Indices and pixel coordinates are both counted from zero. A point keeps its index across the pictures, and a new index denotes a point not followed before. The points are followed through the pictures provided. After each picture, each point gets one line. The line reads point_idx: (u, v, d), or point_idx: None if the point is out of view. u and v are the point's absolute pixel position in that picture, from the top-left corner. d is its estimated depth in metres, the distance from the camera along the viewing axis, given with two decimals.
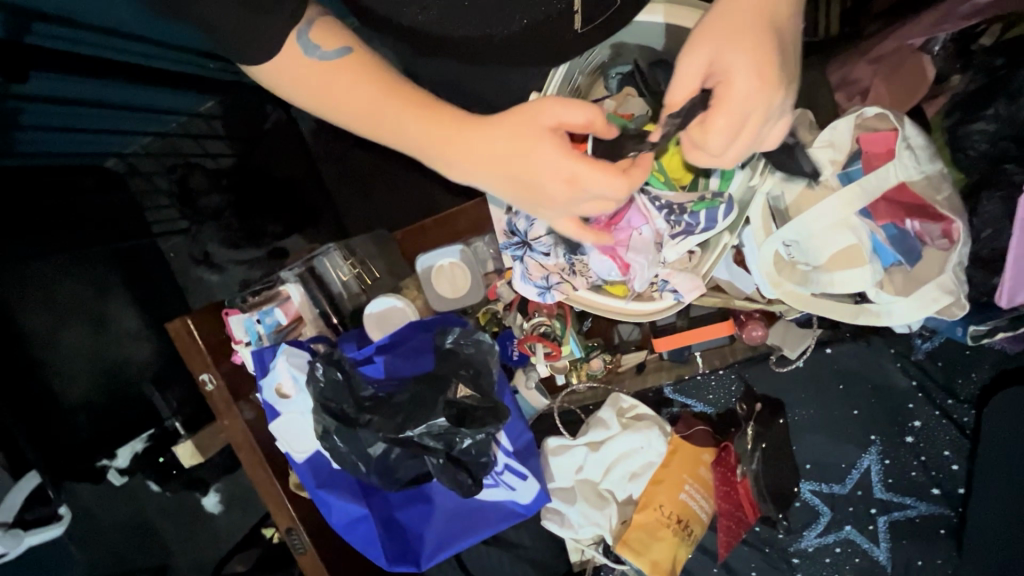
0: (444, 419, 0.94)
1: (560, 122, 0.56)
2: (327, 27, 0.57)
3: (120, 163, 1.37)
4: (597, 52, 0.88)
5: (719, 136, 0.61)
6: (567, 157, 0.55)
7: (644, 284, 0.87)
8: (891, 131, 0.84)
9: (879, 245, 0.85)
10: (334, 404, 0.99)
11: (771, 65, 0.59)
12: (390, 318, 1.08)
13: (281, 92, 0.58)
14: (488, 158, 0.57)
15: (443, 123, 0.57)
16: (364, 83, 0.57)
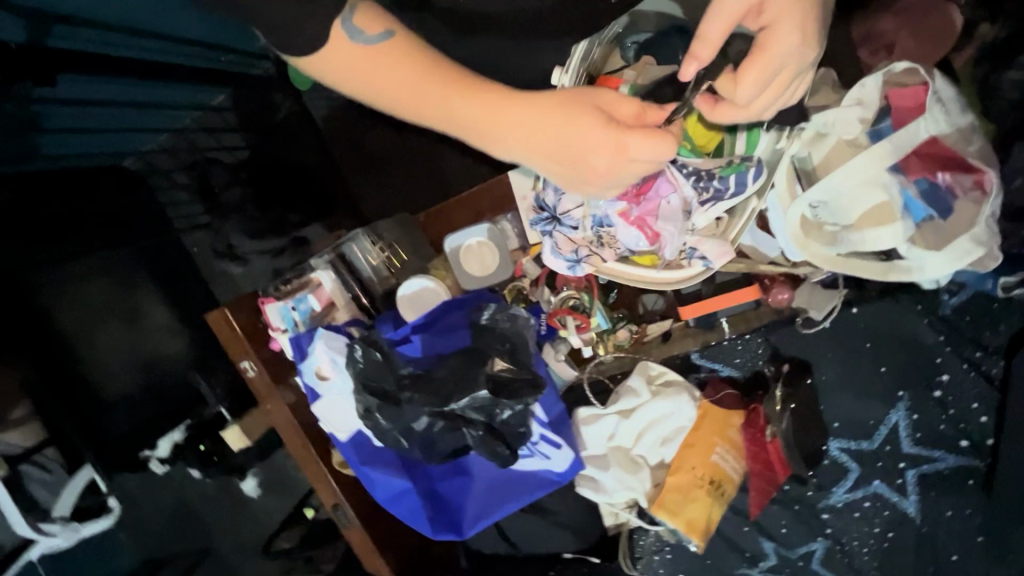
0: (485, 391, 1.00)
1: (606, 102, 0.62)
2: (366, 11, 0.57)
3: (138, 161, 1.39)
4: (614, 23, 0.86)
5: (752, 87, 0.63)
6: (620, 130, 0.60)
7: (675, 252, 0.89)
8: (921, 86, 0.85)
9: (911, 200, 0.85)
10: (376, 383, 1.04)
11: (807, 19, 0.61)
12: (423, 298, 1.11)
13: (326, 78, 0.59)
14: (537, 135, 0.61)
15: (489, 101, 0.60)
16: (411, 66, 0.58)
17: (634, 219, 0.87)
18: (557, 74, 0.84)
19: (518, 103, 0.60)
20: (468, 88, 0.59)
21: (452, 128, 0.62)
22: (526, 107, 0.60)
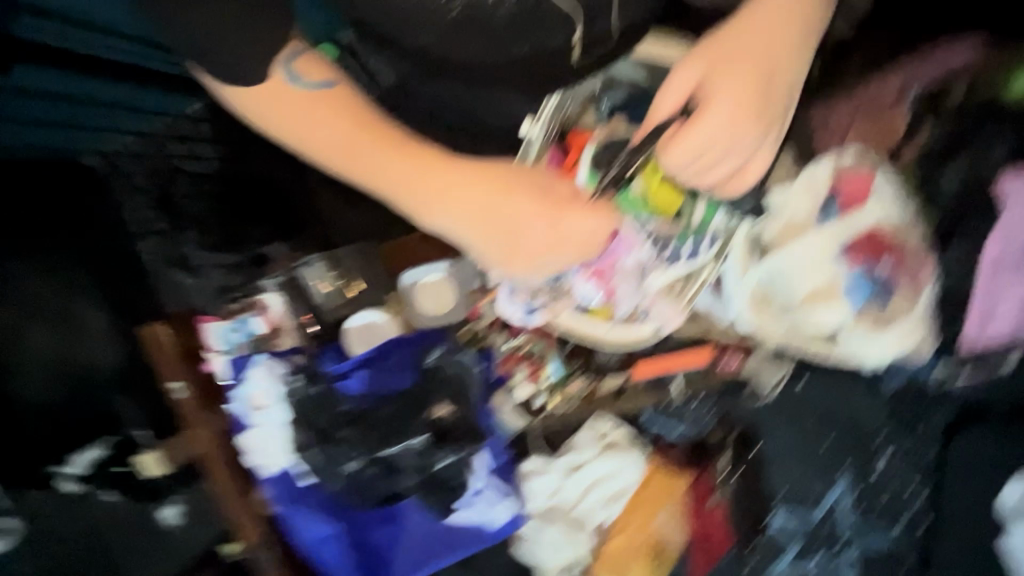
0: (420, 439, 1.05)
1: (541, 183, 0.79)
2: (312, 65, 0.74)
3: (104, 162, 1.41)
4: (589, 81, 0.86)
5: (686, 153, 0.76)
6: (539, 204, 0.77)
7: (628, 310, 0.90)
8: (864, 177, 0.90)
9: (855, 284, 0.89)
10: (313, 419, 1.02)
11: (746, 107, 0.76)
12: (370, 333, 1.11)
13: (271, 128, 0.73)
14: (479, 204, 0.77)
15: (438, 172, 0.76)
16: (364, 134, 0.74)
17: (590, 272, 0.88)
18: (527, 125, 0.86)
19: (463, 177, 0.77)
20: (422, 160, 0.76)
21: (400, 191, 0.77)
22: (470, 180, 0.77)
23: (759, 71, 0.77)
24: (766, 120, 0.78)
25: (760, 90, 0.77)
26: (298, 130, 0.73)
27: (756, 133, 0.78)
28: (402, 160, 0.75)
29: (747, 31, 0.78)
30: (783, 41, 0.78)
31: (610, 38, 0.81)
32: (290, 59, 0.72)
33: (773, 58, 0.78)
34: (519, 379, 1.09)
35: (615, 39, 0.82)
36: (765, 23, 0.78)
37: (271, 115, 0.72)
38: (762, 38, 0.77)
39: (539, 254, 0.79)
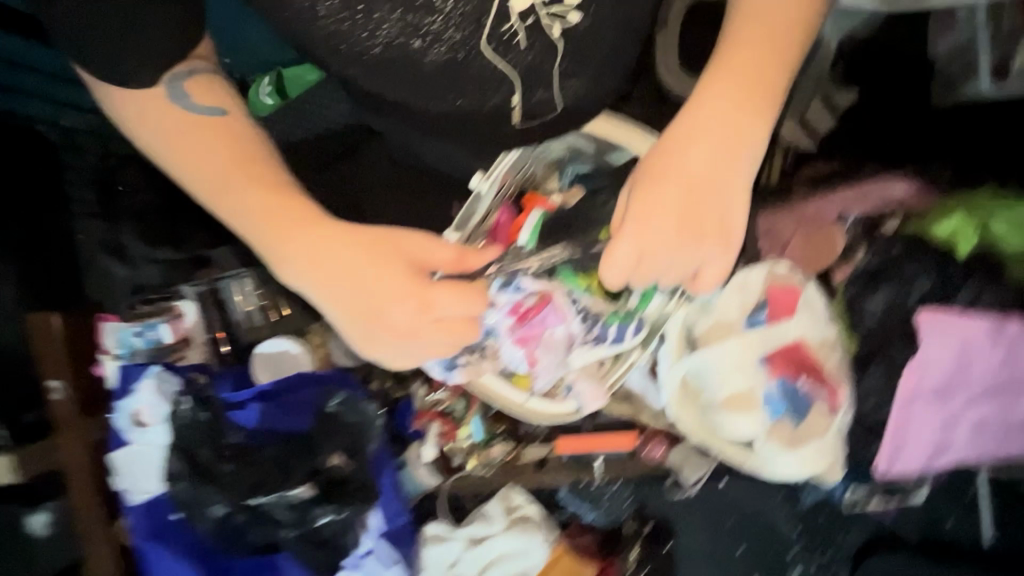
0: (303, 490, 0.87)
1: (421, 254, 0.69)
2: (207, 87, 0.69)
3: (52, 129, 1.19)
4: (554, 147, 0.86)
5: (618, 262, 0.68)
6: (415, 281, 0.68)
7: (548, 384, 0.87)
8: (794, 287, 0.86)
9: (771, 398, 0.85)
10: (191, 447, 0.89)
11: (682, 220, 0.66)
12: (282, 364, 0.96)
13: (146, 141, 0.68)
14: (338, 263, 0.67)
15: (300, 220, 0.67)
16: (239, 168, 0.67)
17: (514, 339, 0.85)
18: (477, 178, 0.82)
19: (328, 230, 0.67)
20: (288, 204, 0.67)
21: (255, 232, 0.68)
22: (335, 236, 0.67)
23: (702, 179, 0.65)
24: (714, 229, 0.67)
25: (707, 198, 0.66)
26: (165, 145, 0.67)
27: (704, 244, 0.67)
28: (263, 200, 0.67)
29: (698, 126, 0.66)
30: (738, 139, 0.65)
31: (553, 109, 0.65)
32: (177, 74, 0.67)
33: (726, 158, 0.66)
34: (433, 435, 1.06)
35: (559, 109, 0.65)
36: (720, 116, 0.65)
37: (139, 126, 0.67)
38: (713, 136, 0.65)
39: (400, 334, 0.69)
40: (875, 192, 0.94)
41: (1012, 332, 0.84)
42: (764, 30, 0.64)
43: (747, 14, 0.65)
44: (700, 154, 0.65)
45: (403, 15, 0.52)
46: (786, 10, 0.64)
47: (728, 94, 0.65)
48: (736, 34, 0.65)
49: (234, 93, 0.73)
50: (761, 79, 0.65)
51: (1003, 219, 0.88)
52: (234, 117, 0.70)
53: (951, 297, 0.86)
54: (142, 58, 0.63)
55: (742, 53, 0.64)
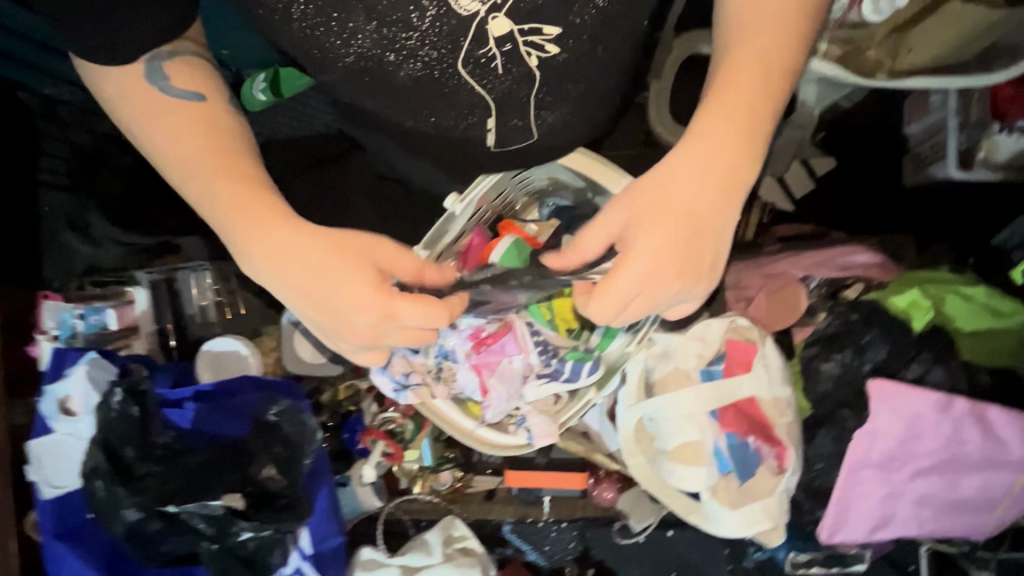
0: (221, 503, 0.81)
1: (384, 262, 0.65)
2: (187, 69, 0.64)
3: (32, 97, 1.15)
4: (534, 178, 0.88)
5: (607, 303, 0.60)
6: (382, 292, 0.63)
7: (500, 415, 0.85)
8: (752, 343, 0.85)
9: (718, 453, 0.83)
10: (117, 442, 0.82)
11: (671, 255, 0.59)
12: (228, 363, 0.97)
13: (119, 115, 0.63)
14: (300, 263, 0.62)
15: (269, 214, 0.62)
16: (211, 154, 0.62)
17: (470, 365, 0.84)
18: (452, 199, 0.82)
19: (294, 225, 0.62)
20: (255, 196, 0.62)
21: (221, 222, 0.63)
22: (300, 233, 0.62)
23: (695, 213, 0.58)
24: (711, 270, 0.61)
25: (708, 238, 0.59)
26: (138, 124, 0.62)
27: (699, 286, 0.61)
28: (230, 190, 0.62)
29: (698, 159, 0.58)
30: (738, 172, 0.58)
31: (530, 135, 0.67)
32: (159, 54, 0.63)
33: (727, 194, 0.59)
34: (377, 456, 1.01)
35: (536, 135, 0.67)
36: (722, 147, 0.58)
37: (114, 100, 0.63)
38: (715, 169, 0.58)
39: (362, 338, 0.65)
40: (836, 257, 0.97)
41: (962, 406, 0.78)
42: (769, 50, 0.56)
43: (749, 28, 0.57)
44: (701, 190, 0.58)
45: (377, 29, 0.51)
46: (791, 27, 0.56)
47: (733, 122, 0.57)
48: (740, 52, 0.57)
49: (216, 78, 0.68)
50: (764, 106, 0.58)
51: (957, 302, 0.88)
52: (213, 103, 0.65)
53: (900, 371, 0.84)
54: (126, 42, 0.58)
55: (746, 76, 0.57)
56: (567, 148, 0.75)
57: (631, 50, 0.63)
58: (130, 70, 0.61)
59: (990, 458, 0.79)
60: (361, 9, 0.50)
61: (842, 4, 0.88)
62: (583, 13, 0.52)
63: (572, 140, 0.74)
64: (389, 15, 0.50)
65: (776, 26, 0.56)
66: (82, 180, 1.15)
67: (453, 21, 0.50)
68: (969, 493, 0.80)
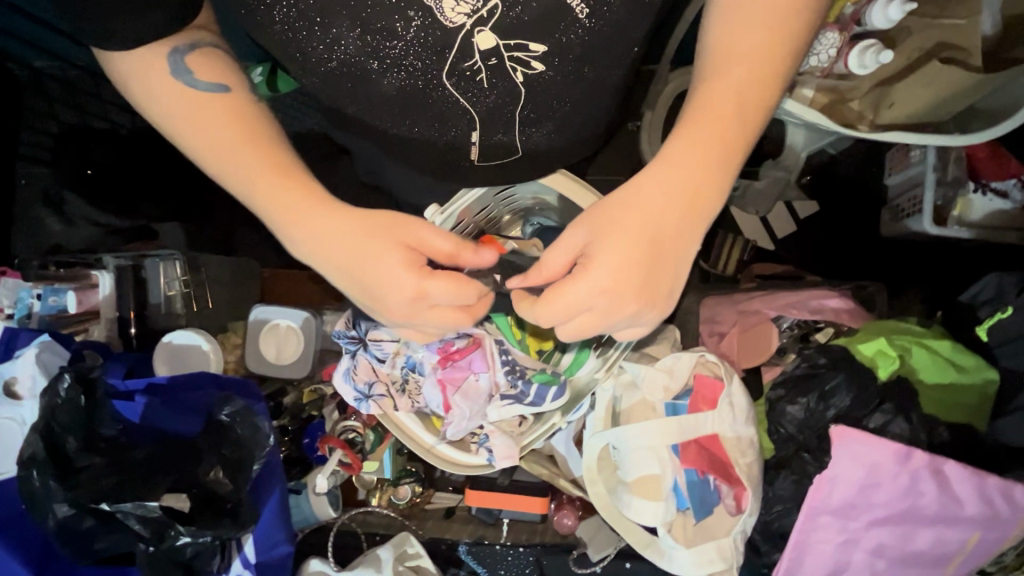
0: (158, 505, 0.76)
1: (415, 236, 0.59)
2: (210, 62, 0.62)
3: (23, 70, 1.23)
4: (520, 198, 0.88)
5: (555, 314, 0.56)
6: (422, 271, 0.58)
7: (461, 433, 0.83)
8: (719, 380, 0.84)
9: (676, 489, 0.83)
10: (59, 431, 0.78)
11: (630, 268, 0.54)
12: (186, 357, 0.96)
13: (147, 109, 0.61)
14: (336, 245, 0.59)
15: (308, 199, 0.60)
16: (244, 140, 0.60)
17: (435, 380, 0.82)
18: (433, 209, 0.80)
19: (328, 208, 0.60)
20: (286, 180, 0.59)
21: (258, 209, 0.61)
22: (334, 214, 0.59)
23: (662, 228, 0.55)
24: (669, 294, 0.57)
25: (668, 259, 0.56)
26: (168, 121, 0.60)
27: (653, 308, 0.57)
28: (260, 176, 0.59)
29: (667, 175, 0.55)
30: (706, 195, 0.55)
31: (516, 152, 0.67)
32: (179, 47, 0.60)
33: (692, 217, 0.55)
34: (334, 465, 0.95)
35: (522, 153, 0.68)
36: (691, 167, 0.54)
37: (140, 93, 0.60)
38: (682, 188, 0.55)
39: (407, 320, 0.61)
40: (809, 300, 0.98)
41: (921, 459, 0.76)
42: (751, 73, 0.54)
43: (732, 49, 0.54)
44: (667, 208, 0.55)
45: (361, 35, 0.51)
46: (775, 53, 0.54)
47: (705, 143, 0.54)
48: (719, 72, 0.55)
49: (235, 66, 0.65)
50: (740, 130, 0.55)
51: (921, 353, 0.89)
52: (238, 92, 0.62)
53: (863, 419, 0.83)
54: (120, 33, 0.56)
55: (723, 97, 0.54)
56: (550, 168, 0.75)
57: (620, 78, 0.62)
58: (151, 65, 0.59)
59: (947, 512, 0.78)
60: (344, 15, 0.50)
61: (829, 56, 0.88)
62: (570, 32, 0.52)
63: (556, 160, 0.73)
64: (372, 23, 0.50)
65: (760, 48, 0.53)
66: (68, 160, 1.22)
67: (438, 32, 0.50)
68: (924, 547, 0.80)
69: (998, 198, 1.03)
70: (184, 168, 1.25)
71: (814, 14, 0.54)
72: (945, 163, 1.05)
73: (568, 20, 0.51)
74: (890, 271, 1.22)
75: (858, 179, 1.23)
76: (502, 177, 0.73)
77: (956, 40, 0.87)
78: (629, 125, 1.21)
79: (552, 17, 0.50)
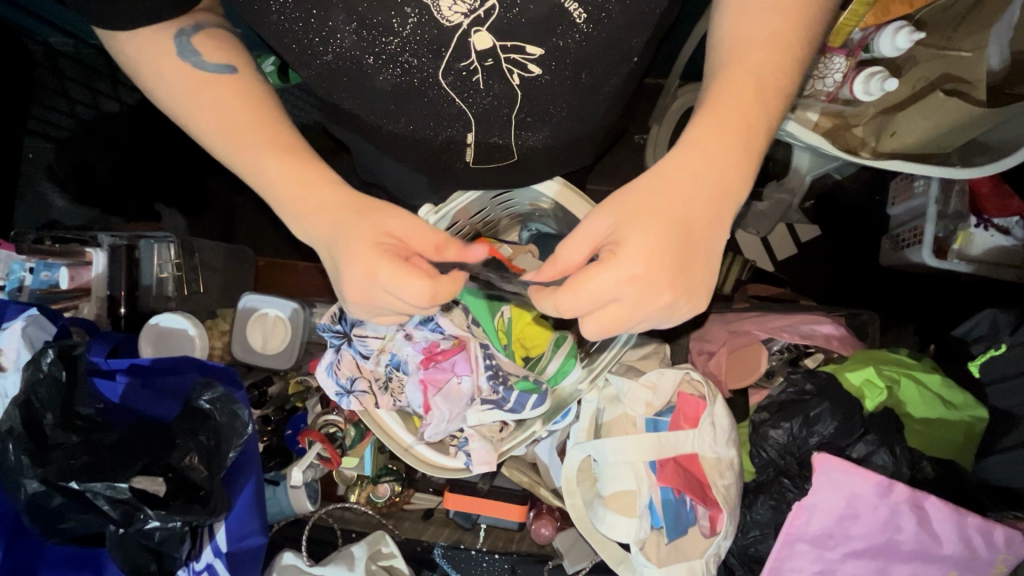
0: (127, 487, 0.74)
1: (386, 226, 0.59)
2: (215, 43, 0.62)
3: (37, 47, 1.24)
4: (517, 204, 0.88)
5: (579, 302, 0.53)
6: (378, 254, 0.57)
7: (441, 435, 0.82)
8: (702, 399, 0.83)
9: (650, 506, 0.82)
10: (37, 405, 0.77)
11: (660, 256, 0.52)
12: (172, 341, 0.96)
13: (147, 86, 0.61)
14: (320, 218, 0.60)
15: (302, 179, 0.59)
16: (244, 118, 0.59)
17: (418, 379, 0.82)
18: (427, 209, 0.79)
19: (332, 188, 0.60)
20: (289, 159, 0.59)
21: (261, 186, 0.61)
22: (329, 194, 0.60)
23: (690, 219, 0.53)
24: (703, 287, 0.55)
25: (699, 247, 0.53)
26: (167, 98, 0.60)
27: (690, 301, 0.55)
28: (266, 152, 0.59)
29: (692, 162, 0.53)
30: (733, 182, 0.54)
31: (511, 156, 0.67)
32: (184, 30, 0.60)
33: (721, 206, 0.54)
34: (313, 458, 0.95)
35: (517, 157, 0.67)
36: (720, 153, 0.53)
37: (143, 70, 0.60)
38: (709, 176, 0.53)
39: (364, 301, 0.60)
40: (800, 324, 0.97)
41: (902, 493, 0.75)
42: (772, 58, 0.52)
43: (752, 35, 0.53)
44: (693, 196, 0.53)
45: (357, 30, 0.51)
46: (796, 38, 0.53)
47: (733, 130, 0.53)
48: (742, 56, 0.53)
49: (241, 47, 0.65)
50: (766, 114, 0.53)
51: (910, 386, 0.88)
52: (246, 76, 0.62)
53: (846, 448, 0.82)
54: (123, 18, 0.56)
55: (745, 82, 0.52)
56: (545, 173, 0.74)
57: (619, 86, 0.62)
58: (158, 46, 0.59)
59: (924, 549, 0.77)
60: (340, 8, 0.50)
61: (835, 80, 0.89)
62: (567, 37, 0.52)
63: (553, 165, 0.73)
64: (369, 18, 0.50)
65: (780, 33, 0.52)
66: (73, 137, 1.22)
67: (434, 30, 0.50)
68: None
69: (999, 234, 1.02)
70: (189, 152, 1.26)
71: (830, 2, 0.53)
72: (947, 195, 1.04)
73: (565, 24, 0.51)
74: (888, 300, 1.20)
75: (859, 206, 1.23)
76: (496, 181, 0.73)
77: (960, 72, 0.86)
78: (634, 138, 1.21)
79: (548, 21, 0.50)
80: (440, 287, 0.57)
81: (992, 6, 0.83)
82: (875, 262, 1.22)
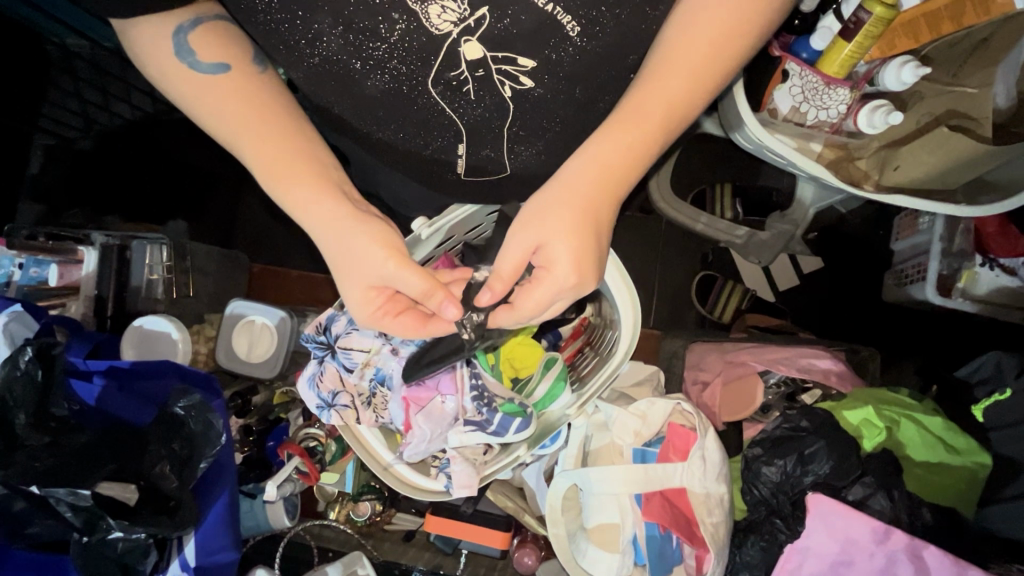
0: (90, 495, 0.72)
1: (377, 277, 0.56)
2: (213, 37, 0.57)
3: None
4: None
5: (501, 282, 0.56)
6: (375, 316, 0.59)
7: (421, 456, 0.79)
8: (693, 431, 0.81)
9: (634, 542, 0.80)
10: (8, 405, 0.74)
11: (569, 238, 0.53)
12: (157, 344, 0.95)
13: (148, 73, 0.57)
14: (327, 236, 0.57)
15: (303, 199, 0.56)
16: (244, 124, 0.55)
17: (401, 397, 0.79)
18: (421, 222, 0.74)
19: (330, 206, 0.56)
20: (289, 177, 0.55)
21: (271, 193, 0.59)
22: (336, 214, 0.56)
23: (596, 194, 0.53)
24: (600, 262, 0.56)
25: (600, 223, 0.54)
26: (169, 90, 0.57)
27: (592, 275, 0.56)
28: (264, 165, 0.56)
29: (607, 148, 0.52)
30: (632, 164, 0.53)
31: (504, 169, 0.66)
32: (184, 25, 0.55)
33: (617, 183, 0.53)
34: (290, 472, 0.90)
35: (509, 172, 0.66)
36: (620, 156, 0.52)
37: (142, 62, 0.57)
38: (613, 160, 0.52)
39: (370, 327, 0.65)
40: (799, 358, 0.95)
41: (900, 540, 0.71)
42: (700, 52, 0.49)
43: (670, 55, 0.50)
44: (595, 177, 0.52)
45: (344, 34, 0.50)
46: (731, 43, 0.49)
47: (642, 133, 0.51)
48: (658, 67, 0.50)
49: (241, 37, 0.59)
50: (678, 117, 0.52)
51: (910, 427, 0.85)
52: (242, 73, 0.57)
53: (843, 489, 0.78)
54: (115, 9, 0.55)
55: (676, 66, 0.49)
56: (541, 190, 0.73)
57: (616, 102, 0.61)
58: (157, 42, 0.55)
59: None
60: (327, 11, 0.49)
61: (839, 111, 0.88)
62: (560, 49, 0.51)
63: None
64: (355, 22, 0.49)
65: (720, 25, 0.49)
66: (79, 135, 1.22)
67: (423, 38, 0.50)
68: None
69: (1005, 274, 0.99)
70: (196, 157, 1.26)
71: (775, 12, 0.50)
72: (952, 233, 1.02)
73: (558, 37, 0.50)
74: (889, 336, 1.19)
75: (864, 239, 1.22)
76: (489, 195, 0.71)
77: (964, 108, 0.86)
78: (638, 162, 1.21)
79: (540, 32, 0.49)
80: (434, 324, 0.60)
81: (998, 45, 0.83)
82: (877, 297, 1.21)
